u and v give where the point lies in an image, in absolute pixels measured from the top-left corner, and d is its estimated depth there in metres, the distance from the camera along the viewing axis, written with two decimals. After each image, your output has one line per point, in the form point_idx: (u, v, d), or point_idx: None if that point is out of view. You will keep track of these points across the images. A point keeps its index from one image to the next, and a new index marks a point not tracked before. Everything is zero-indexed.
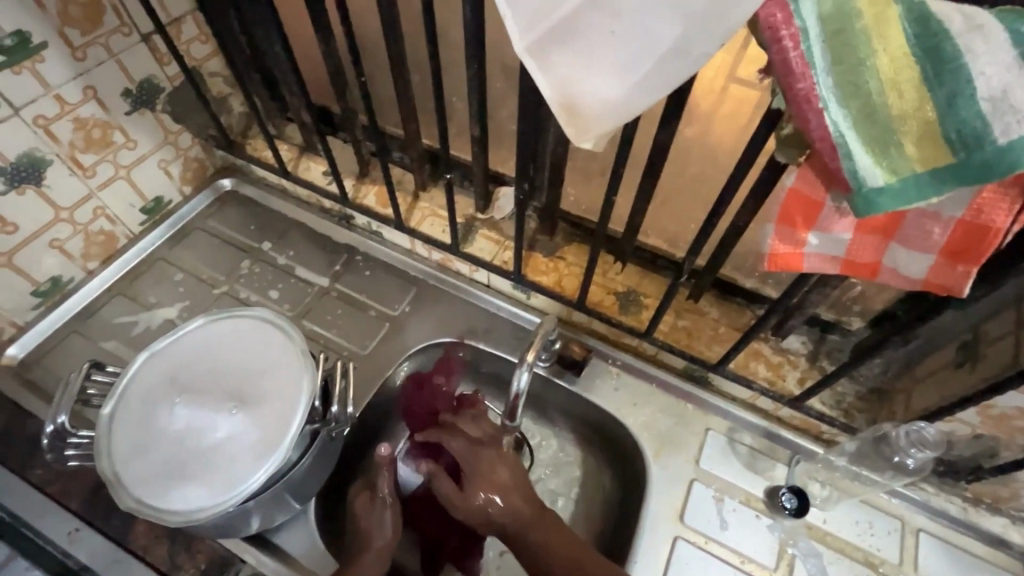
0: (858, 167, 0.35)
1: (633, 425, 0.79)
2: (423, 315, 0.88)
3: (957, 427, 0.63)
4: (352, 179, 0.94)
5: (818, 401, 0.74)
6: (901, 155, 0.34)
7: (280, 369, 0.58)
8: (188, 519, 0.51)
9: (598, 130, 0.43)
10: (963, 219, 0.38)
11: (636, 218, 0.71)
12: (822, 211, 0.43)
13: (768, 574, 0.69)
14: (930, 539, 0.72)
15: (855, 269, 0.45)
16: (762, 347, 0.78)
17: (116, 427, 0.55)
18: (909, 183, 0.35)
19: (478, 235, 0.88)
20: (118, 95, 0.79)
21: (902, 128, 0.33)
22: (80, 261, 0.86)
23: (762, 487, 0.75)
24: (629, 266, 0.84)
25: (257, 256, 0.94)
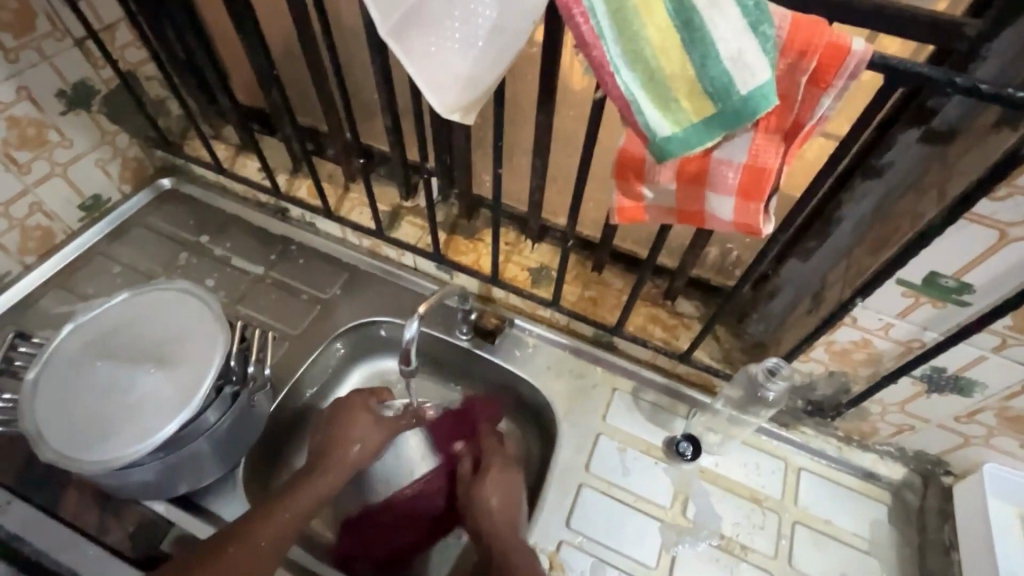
0: (649, 120, 0.43)
1: (546, 388, 0.85)
2: (353, 297, 0.94)
3: (815, 367, 0.71)
4: (286, 174, 1.00)
5: (706, 355, 0.82)
6: (680, 109, 0.43)
7: (198, 334, 0.64)
8: (105, 468, 0.55)
9: (458, 101, 0.50)
10: (747, 163, 0.46)
11: (536, 195, 0.79)
12: (646, 165, 0.50)
13: (664, 512, 0.76)
14: (811, 477, 0.79)
15: (687, 216, 0.53)
16: (659, 311, 0.86)
17: (40, 390, 0.59)
18: (690, 132, 0.43)
19: (404, 222, 0.95)
20: (53, 96, 0.84)
21: (676, 87, 0.42)
22: (17, 255, 0.90)
23: (661, 437, 0.82)
24: (541, 244, 0.91)
25: (194, 248, 0.99)
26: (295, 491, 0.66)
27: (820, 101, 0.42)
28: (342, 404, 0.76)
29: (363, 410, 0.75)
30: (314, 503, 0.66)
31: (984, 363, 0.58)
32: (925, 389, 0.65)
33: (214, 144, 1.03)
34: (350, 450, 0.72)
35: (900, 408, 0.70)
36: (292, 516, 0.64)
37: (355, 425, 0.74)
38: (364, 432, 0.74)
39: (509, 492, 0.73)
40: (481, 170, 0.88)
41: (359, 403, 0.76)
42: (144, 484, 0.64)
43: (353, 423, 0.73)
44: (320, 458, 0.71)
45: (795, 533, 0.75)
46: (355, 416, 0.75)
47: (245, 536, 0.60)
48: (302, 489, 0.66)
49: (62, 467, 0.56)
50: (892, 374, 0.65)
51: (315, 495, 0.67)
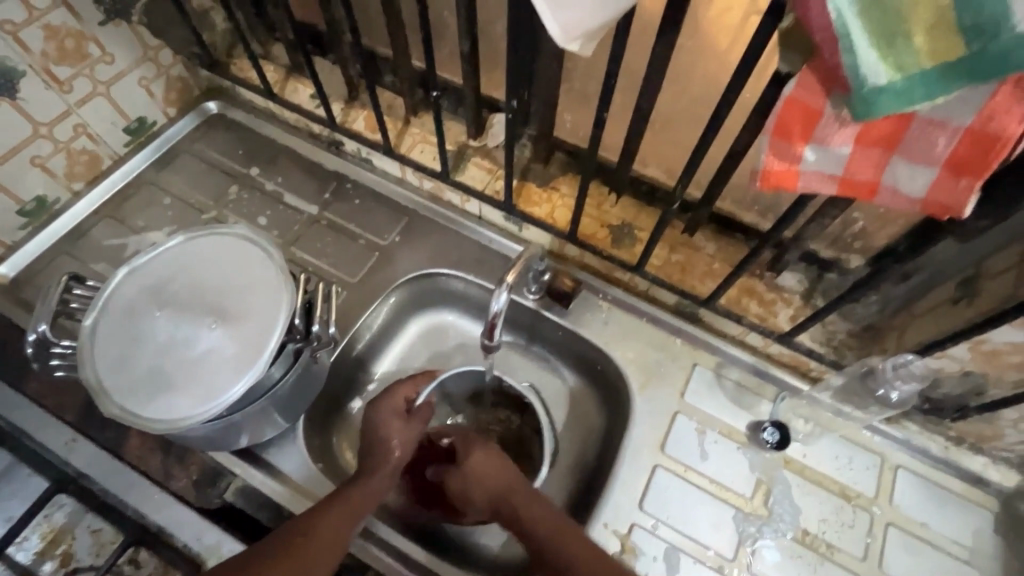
0: (860, 63, 0.32)
1: (620, 358, 0.78)
2: (413, 245, 0.87)
3: (947, 364, 0.62)
4: (341, 103, 0.91)
5: (809, 337, 0.73)
6: (909, 49, 0.31)
7: (260, 288, 0.58)
8: (172, 427, 0.52)
9: (578, 24, 0.41)
10: (973, 127, 0.36)
11: (631, 144, 0.67)
12: (821, 120, 0.39)
13: (744, 501, 0.71)
14: (908, 476, 0.72)
15: (852, 188, 0.43)
16: (757, 283, 0.76)
17: (99, 338, 0.56)
18: (913, 81, 0.32)
19: (470, 163, 0.85)
20: (90, 3, 0.75)
21: (912, 16, 0.30)
22: (65, 181, 0.84)
23: (745, 420, 0.75)
24: (624, 199, 0.81)
25: (245, 182, 0.92)
26: (350, 497, 0.62)
27: None
28: (369, 419, 0.69)
29: (395, 416, 0.69)
30: (366, 503, 0.63)
31: None
32: None
33: (262, 64, 0.93)
34: (397, 457, 0.67)
35: None
36: (342, 521, 0.60)
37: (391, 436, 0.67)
38: (402, 437, 0.68)
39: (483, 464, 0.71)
40: (563, 108, 0.76)
41: (387, 402, 0.70)
42: (208, 437, 0.61)
43: (388, 429, 0.68)
44: (369, 460, 0.66)
45: (886, 536, 0.69)
46: (389, 423, 0.69)
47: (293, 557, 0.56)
48: (355, 493, 0.62)
49: (126, 423, 0.53)
50: None
51: (370, 500, 0.63)
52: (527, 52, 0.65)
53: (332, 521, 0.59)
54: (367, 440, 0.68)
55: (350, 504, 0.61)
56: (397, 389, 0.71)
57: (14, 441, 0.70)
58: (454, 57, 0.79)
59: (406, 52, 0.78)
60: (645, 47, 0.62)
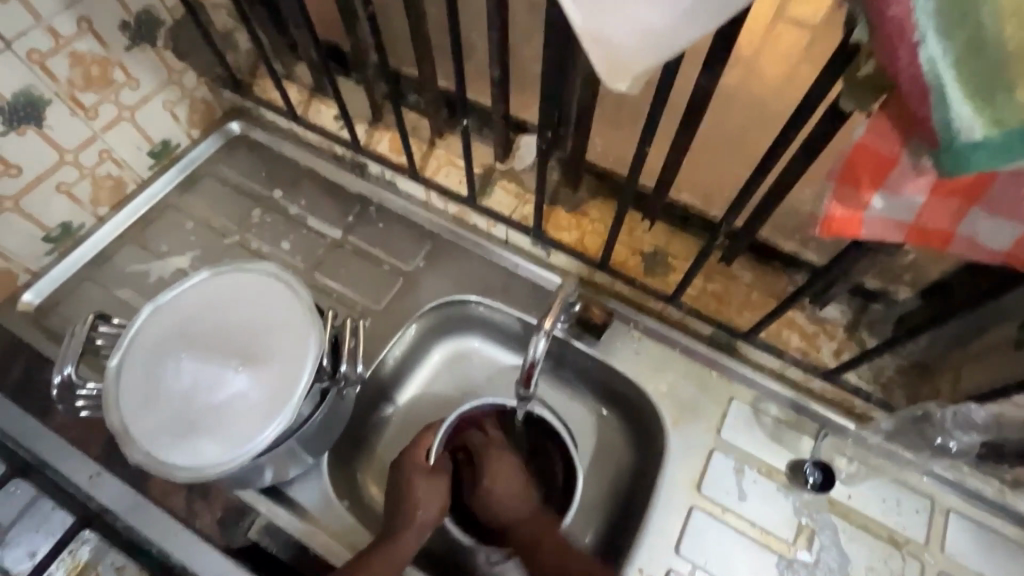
0: (951, 117, 0.30)
1: (653, 391, 0.76)
2: (437, 270, 0.85)
3: (1008, 409, 0.58)
4: (365, 124, 0.89)
5: (854, 374, 0.70)
6: (1010, 103, 0.28)
7: (285, 328, 0.56)
8: (197, 476, 0.51)
9: (628, 65, 0.39)
10: None
11: (669, 173, 0.65)
12: (894, 169, 0.36)
13: (786, 547, 0.67)
14: (960, 520, 0.68)
15: (923, 237, 0.40)
16: (798, 315, 0.73)
17: (124, 380, 0.54)
18: (1014, 137, 0.29)
19: (497, 187, 0.83)
20: (116, 29, 0.75)
21: (1016, 69, 0.27)
22: (90, 206, 0.84)
23: (785, 459, 0.72)
24: (657, 225, 0.78)
25: (268, 205, 0.91)
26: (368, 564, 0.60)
27: None
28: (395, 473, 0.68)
29: (416, 471, 0.67)
30: (389, 569, 0.61)
31: None
32: None
33: (285, 85, 0.92)
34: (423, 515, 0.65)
35: None
36: None
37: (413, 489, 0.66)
38: (424, 491, 0.66)
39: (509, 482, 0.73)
40: (595, 132, 0.74)
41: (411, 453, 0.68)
42: (233, 477, 0.60)
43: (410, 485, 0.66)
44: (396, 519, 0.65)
45: None
46: (412, 477, 0.67)
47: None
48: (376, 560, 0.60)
49: (151, 470, 0.51)
50: None
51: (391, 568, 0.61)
52: (561, 79, 0.62)
53: None
54: (394, 496, 0.66)
55: (370, 570, 0.59)
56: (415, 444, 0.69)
57: (39, 474, 0.69)
58: (481, 80, 0.77)
59: (433, 75, 0.76)
60: (686, 74, 0.59)
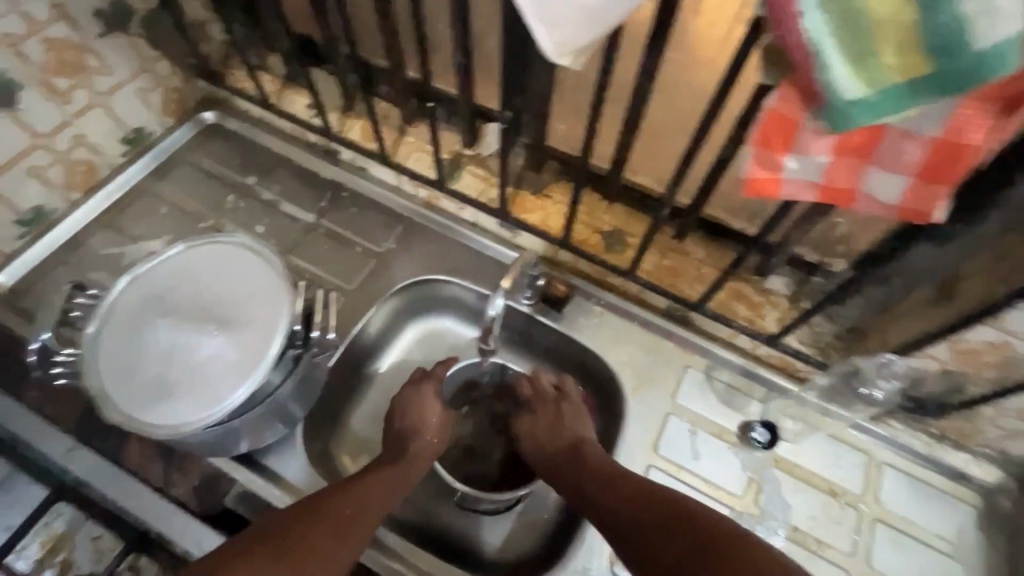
0: (835, 79, 0.34)
1: (613, 362, 0.80)
2: (409, 252, 0.88)
3: (926, 364, 0.64)
4: (338, 113, 0.93)
5: (795, 339, 0.76)
6: (879, 66, 0.33)
7: (259, 296, 0.59)
8: (174, 433, 0.53)
9: (568, 41, 0.43)
10: (940, 137, 0.38)
11: (621, 152, 0.69)
12: (800, 131, 0.41)
13: (735, 500, 0.73)
14: (894, 473, 0.75)
15: (831, 195, 0.45)
16: (745, 287, 0.79)
17: (101, 346, 0.56)
18: (884, 96, 0.34)
19: (465, 171, 0.88)
20: (90, 16, 0.77)
21: (881, 36, 0.32)
22: (62, 191, 0.85)
23: (735, 421, 0.77)
24: (616, 205, 0.83)
25: (242, 191, 0.93)
26: (367, 482, 0.64)
27: None
28: (409, 397, 0.75)
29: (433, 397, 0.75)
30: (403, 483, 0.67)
31: None
32: None
33: (259, 75, 0.95)
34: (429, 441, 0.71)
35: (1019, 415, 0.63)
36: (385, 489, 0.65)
37: (426, 414, 0.73)
38: (437, 418, 0.73)
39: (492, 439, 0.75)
40: (555, 118, 0.79)
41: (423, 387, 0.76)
42: (208, 442, 0.62)
43: (426, 407, 0.73)
44: (404, 445, 0.70)
45: (874, 531, 0.71)
46: (426, 402, 0.74)
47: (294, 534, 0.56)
48: (371, 482, 0.64)
49: (128, 429, 0.54)
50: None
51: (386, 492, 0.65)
52: (520, 64, 0.67)
53: (376, 490, 0.64)
54: (406, 421, 0.73)
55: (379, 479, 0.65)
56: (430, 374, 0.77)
57: (14, 450, 0.70)
58: (448, 68, 0.81)
59: (401, 63, 0.80)
60: (634, 60, 0.64)
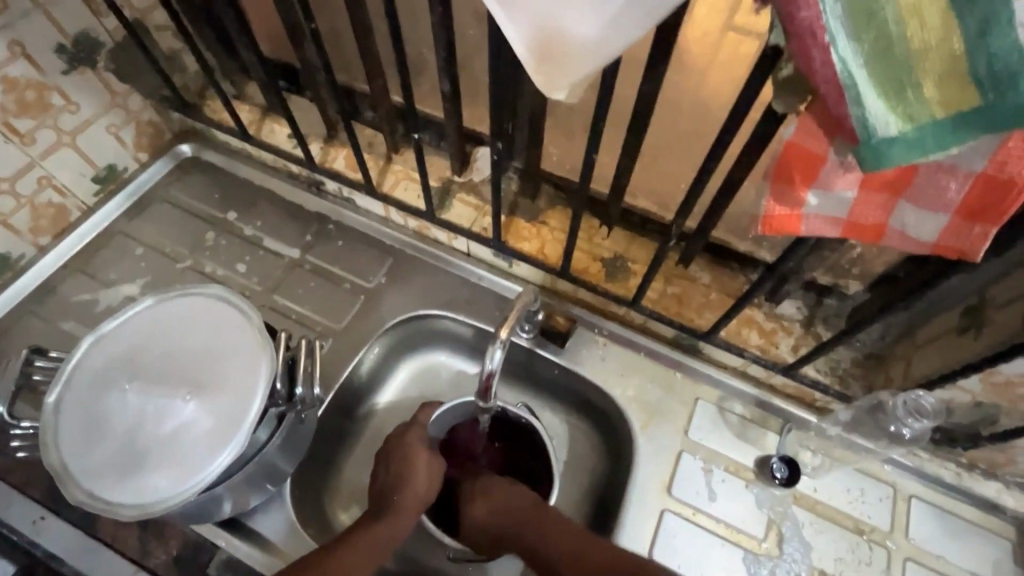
0: (868, 114, 0.30)
1: (620, 396, 0.76)
2: (399, 286, 0.84)
3: (956, 395, 0.60)
4: (320, 142, 0.88)
5: (812, 368, 0.71)
6: (919, 98, 0.29)
7: (236, 353, 0.54)
8: (144, 513, 0.48)
9: (562, 76, 0.39)
10: (984, 173, 0.34)
11: (621, 178, 0.65)
12: (824, 167, 0.37)
13: (756, 544, 0.68)
14: (922, 506, 0.70)
15: (859, 231, 0.41)
16: (756, 313, 0.74)
17: (62, 417, 0.51)
18: (925, 131, 0.30)
19: (456, 200, 0.83)
20: (51, 53, 0.72)
21: (921, 67, 0.29)
22: (29, 237, 0.80)
23: (753, 456, 0.72)
24: (616, 230, 0.79)
25: (222, 227, 0.89)
26: (347, 551, 0.58)
27: None
28: (391, 444, 0.68)
29: (421, 446, 0.68)
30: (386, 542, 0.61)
31: None
32: None
33: (237, 105, 0.91)
34: (417, 493, 0.65)
35: None
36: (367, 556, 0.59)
37: (415, 465, 0.66)
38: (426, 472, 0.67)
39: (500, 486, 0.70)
40: (549, 142, 0.75)
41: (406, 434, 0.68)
42: (186, 511, 0.57)
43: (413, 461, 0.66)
44: (389, 498, 0.65)
45: (905, 572, 0.67)
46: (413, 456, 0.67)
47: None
48: (355, 550, 0.59)
49: (93, 510, 0.49)
50: None
51: (364, 563, 0.58)
52: (509, 91, 0.63)
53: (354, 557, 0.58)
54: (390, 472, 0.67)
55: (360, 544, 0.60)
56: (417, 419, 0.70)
57: None
58: (433, 93, 0.77)
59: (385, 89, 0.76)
60: (632, 82, 0.61)
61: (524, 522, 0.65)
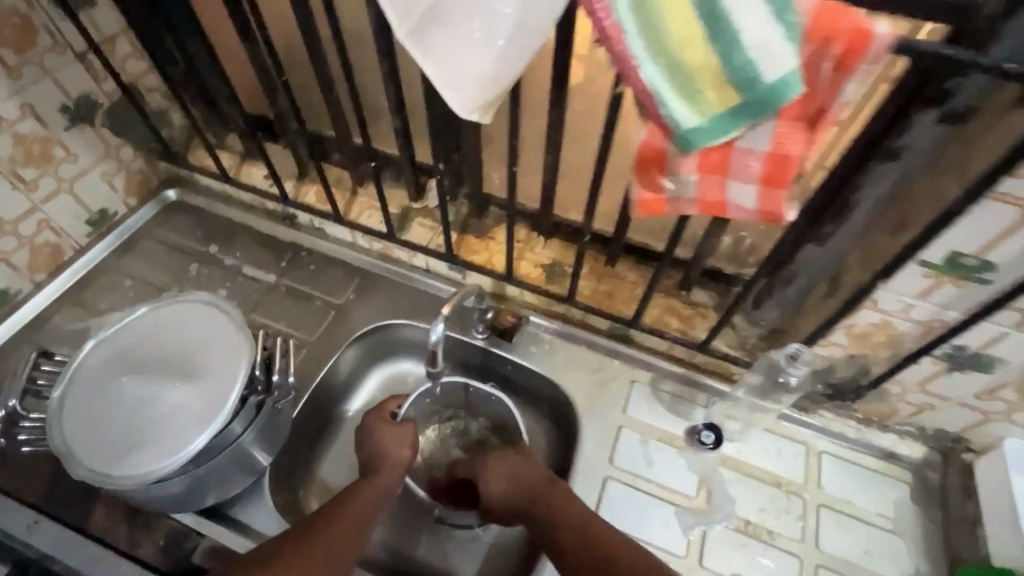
0: (675, 112, 0.43)
1: (565, 383, 0.86)
2: (366, 301, 0.94)
3: (834, 352, 0.72)
4: (293, 180, 1.00)
5: (724, 344, 0.83)
6: (705, 100, 0.43)
7: (219, 347, 0.63)
8: (139, 483, 0.55)
9: (477, 102, 0.50)
10: (770, 151, 0.47)
11: (548, 191, 0.78)
12: (668, 157, 0.51)
13: (689, 501, 0.77)
14: (831, 460, 0.80)
15: (708, 206, 0.54)
16: (675, 302, 0.86)
17: (68, 409, 0.59)
18: (714, 122, 0.43)
19: (414, 223, 0.95)
20: (57, 112, 0.84)
21: (701, 78, 0.42)
22: (27, 273, 0.89)
23: (683, 427, 0.82)
24: (553, 240, 0.91)
25: (204, 259, 0.99)
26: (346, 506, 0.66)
27: (844, 86, 0.42)
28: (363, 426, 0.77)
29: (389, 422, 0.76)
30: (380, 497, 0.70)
31: (1007, 340, 0.59)
32: (947, 367, 0.65)
33: (218, 153, 1.03)
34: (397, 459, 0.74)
35: (920, 388, 0.70)
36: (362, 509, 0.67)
37: (387, 438, 0.75)
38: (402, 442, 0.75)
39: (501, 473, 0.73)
40: (490, 168, 0.88)
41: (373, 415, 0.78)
42: (175, 495, 0.64)
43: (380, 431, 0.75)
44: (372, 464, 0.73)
45: (819, 517, 0.76)
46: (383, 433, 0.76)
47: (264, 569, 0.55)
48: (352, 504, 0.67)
49: (95, 485, 0.56)
50: (914, 353, 0.65)
51: (363, 515, 0.66)
52: (450, 124, 0.76)
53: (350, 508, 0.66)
54: (366, 451, 0.75)
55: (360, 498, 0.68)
56: (381, 405, 0.79)
57: None
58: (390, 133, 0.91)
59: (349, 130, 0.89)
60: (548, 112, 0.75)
61: (534, 501, 0.69)
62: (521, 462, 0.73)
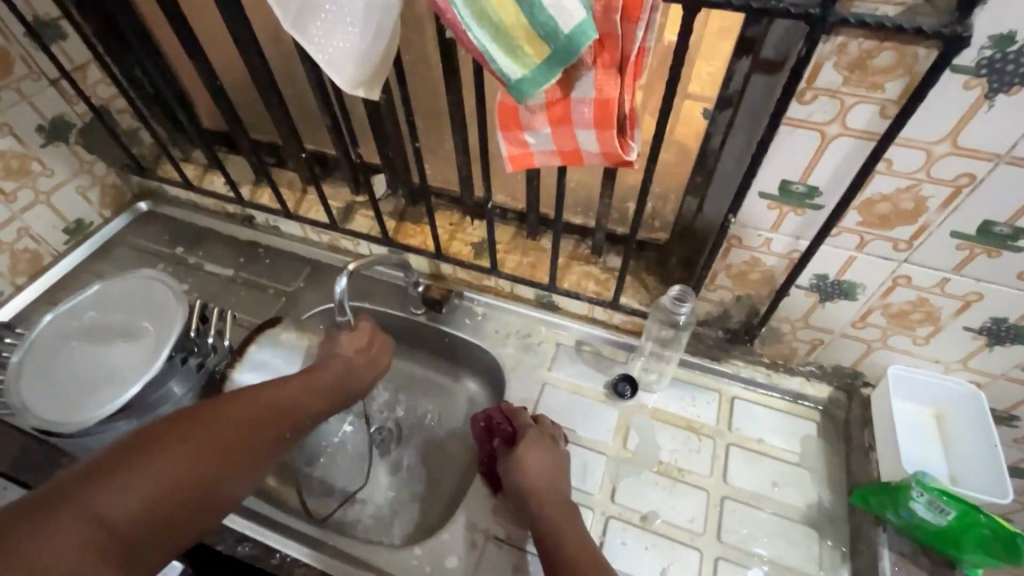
0: (502, 66, 0.52)
1: (495, 349, 0.92)
2: (315, 287, 1.03)
3: (723, 294, 0.79)
4: (250, 185, 1.10)
5: (634, 300, 0.88)
6: (525, 54, 0.51)
7: (160, 313, 0.71)
8: (80, 427, 0.62)
9: (359, 78, 0.60)
10: (596, 98, 0.55)
11: (464, 171, 0.87)
12: (520, 113, 0.59)
13: (608, 446, 0.82)
14: (744, 404, 0.85)
15: (565, 155, 0.62)
16: (592, 268, 0.92)
17: (24, 371, 0.67)
18: (536, 73, 0.51)
19: (357, 214, 1.04)
20: (33, 131, 0.95)
21: (518, 36, 0.50)
22: (9, 277, 0.99)
23: (603, 382, 0.88)
24: (480, 221, 0.99)
25: (171, 259, 1.09)
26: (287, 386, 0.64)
27: (636, 33, 0.50)
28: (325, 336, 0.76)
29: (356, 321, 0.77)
30: (327, 384, 0.68)
31: (856, 263, 0.65)
32: (819, 299, 0.72)
33: (183, 166, 1.13)
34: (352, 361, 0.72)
35: (805, 323, 0.76)
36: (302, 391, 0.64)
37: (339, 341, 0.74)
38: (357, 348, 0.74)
39: (546, 460, 0.72)
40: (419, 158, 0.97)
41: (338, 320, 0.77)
42: None
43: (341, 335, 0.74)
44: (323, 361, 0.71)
45: (728, 454, 0.80)
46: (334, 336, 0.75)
47: (218, 412, 0.56)
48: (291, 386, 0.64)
49: (41, 431, 0.63)
50: (784, 286, 0.71)
51: (297, 398, 0.63)
52: (372, 116, 0.85)
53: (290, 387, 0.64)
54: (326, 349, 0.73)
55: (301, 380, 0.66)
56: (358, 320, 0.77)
57: None
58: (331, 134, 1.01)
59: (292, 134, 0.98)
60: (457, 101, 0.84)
61: (539, 494, 0.69)
62: (558, 458, 0.73)
